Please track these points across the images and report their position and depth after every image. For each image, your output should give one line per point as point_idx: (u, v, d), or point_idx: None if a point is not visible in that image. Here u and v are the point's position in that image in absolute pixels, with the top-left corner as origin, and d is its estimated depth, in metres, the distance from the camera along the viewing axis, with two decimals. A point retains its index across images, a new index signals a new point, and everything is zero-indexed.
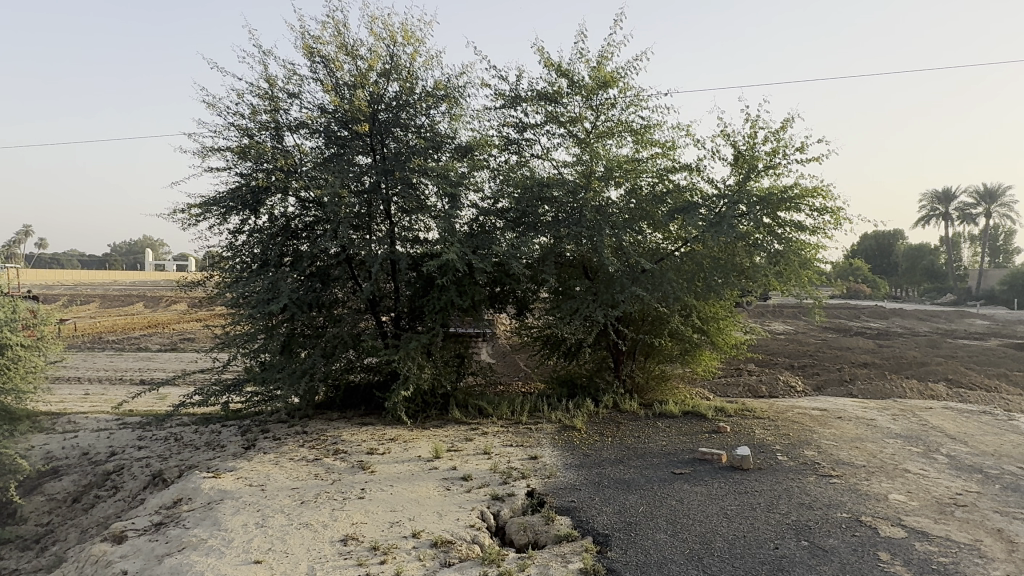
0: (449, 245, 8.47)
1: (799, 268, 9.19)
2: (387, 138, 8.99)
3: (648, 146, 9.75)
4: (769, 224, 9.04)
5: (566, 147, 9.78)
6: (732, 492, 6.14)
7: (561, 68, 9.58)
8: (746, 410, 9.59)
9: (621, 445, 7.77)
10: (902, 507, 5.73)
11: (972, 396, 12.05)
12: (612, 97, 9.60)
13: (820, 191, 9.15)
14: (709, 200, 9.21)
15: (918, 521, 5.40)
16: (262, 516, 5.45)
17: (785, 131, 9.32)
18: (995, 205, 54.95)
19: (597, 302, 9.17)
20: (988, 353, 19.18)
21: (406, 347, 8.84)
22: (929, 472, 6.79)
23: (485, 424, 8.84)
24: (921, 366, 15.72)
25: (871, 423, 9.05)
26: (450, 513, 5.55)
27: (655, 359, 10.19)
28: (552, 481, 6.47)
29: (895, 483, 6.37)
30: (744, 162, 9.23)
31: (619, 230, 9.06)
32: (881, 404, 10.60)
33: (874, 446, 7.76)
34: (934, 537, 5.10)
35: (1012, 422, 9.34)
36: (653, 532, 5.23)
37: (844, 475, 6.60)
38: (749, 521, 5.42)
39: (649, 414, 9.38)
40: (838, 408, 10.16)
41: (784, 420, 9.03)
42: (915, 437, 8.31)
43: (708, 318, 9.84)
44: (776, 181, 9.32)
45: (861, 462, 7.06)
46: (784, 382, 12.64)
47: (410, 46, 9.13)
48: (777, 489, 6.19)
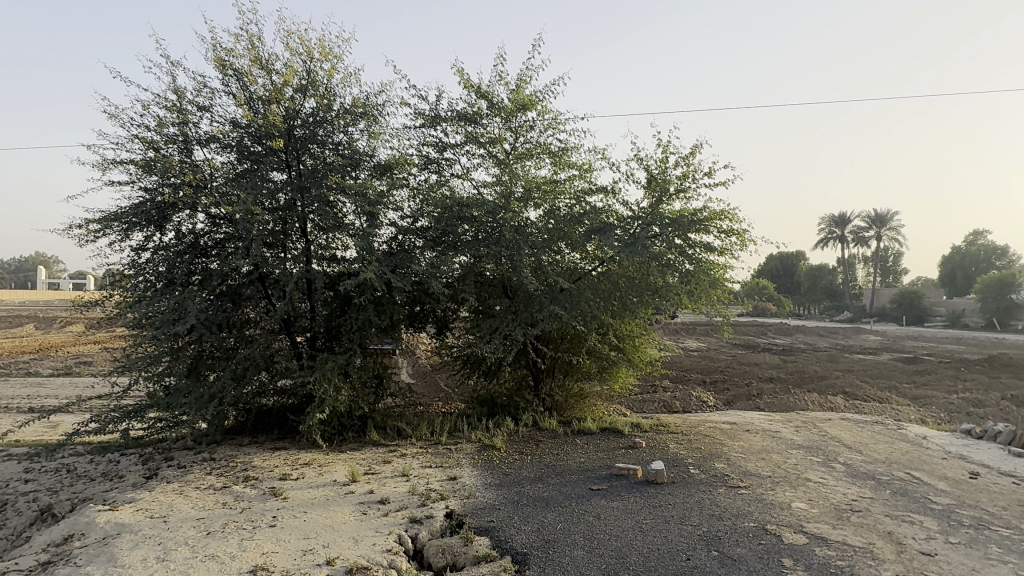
0: (367, 264, 8.35)
1: (708, 287, 9.54)
2: (303, 155, 8.79)
3: (565, 168, 9.96)
4: (680, 245, 9.34)
5: (485, 167, 9.85)
6: (646, 506, 6.28)
7: (480, 90, 9.69)
8: (661, 425, 9.86)
9: (539, 463, 7.82)
10: (804, 514, 6.04)
11: (866, 408, 12.85)
12: (530, 120, 9.78)
13: (726, 214, 9.55)
14: (625, 222, 9.47)
15: (818, 528, 5.70)
16: (164, 549, 5.15)
17: (694, 157, 9.73)
18: (885, 230, 59.23)
19: (516, 320, 9.27)
20: (881, 367, 20.47)
21: (322, 368, 8.60)
22: (827, 481, 7.17)
23: (403, 446, 8.70)
24: (822, 380, 16.64)
25: (776, 435, 9.49)
26: (365, 538, 5.41)
27: (573, 377, 10.37)
28: (470, 501, 6.43)
29: (797, 493, 6.69)
30: (657, 186, 9.57)
31: (538, 250, 9.23)
32: (785, 417, 11.13)
33: (778, 457, 8.16)
34: (831, 541, 5.39)
35: (901, 431, 10.04)
36: (570, 549, 5.27)
37: (751, 486, 6.88)
38: (662, 534, 5.54)
39: (567, 431, 9.49)
40: (746, 422, 10.58)
41: (696, 435, 9.33)
42: (815, 447, 8.78)
43: (624, 335, 10.07)
44: (686, 205, 9.66)
45: (767, 473, 7.38)
46: (696, 398, 13.09)
47: (327, 63, 8.99)
48: (689, 502, 6.38)
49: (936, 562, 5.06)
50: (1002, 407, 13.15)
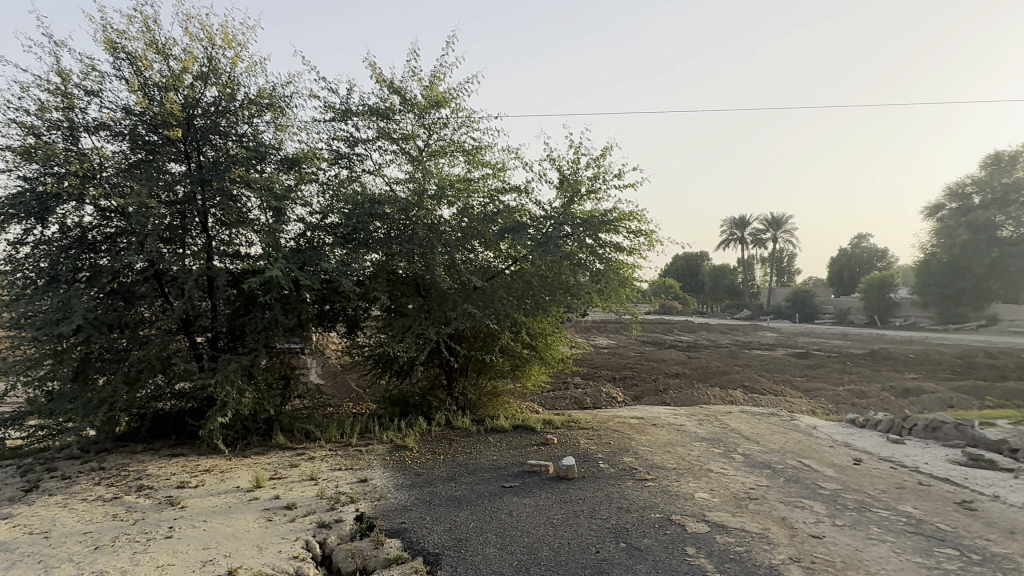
0: (273, 261, 8.05)
1: (618, 286, 9.78)
2: (204, 146, 8.37)
3: (479, 167, 9.95)
4: (591, 245, 9.52)
5: (398, 164, 9.70)
6: (558, 501, 6.38)
7: (392, 85, 9.53)
8: (572, 422, 10.04)
9: (452, 462, 7.78)
10: (706, 504, 6.30)
11: (763, 401, 13.57)
12: (443, 117, 9.71)
13: (635, 215, 9.82)
14: (537, 221, 9.57)
15: (719, 516, 5.96)
16: (44, 568, 4.76)
17: (604, 158, 9.95)
18: (781, 232, 62.81)
19: (429, 319, 9.18)
20: (777, 362, 21.69)
21: (224, 370, 8.21)
22: (727, 471, 7.52)
23: (311, 449, 8.44)
24: (723, 374, 17.45)
25: (680, 429, 9.87)
26: (270, 545, 5.22)
27: (486, 375, 10.40)
28: (381, 503, 6.32)
29: (700, 483, 6.98)
30: (568, 186, 9.72)
31: (451, 248, 9.18)
32: (689, 411, 11.60)
33: (683, 450, 8.48)
34: (731, 529, 5.65)
35: (794, 422, 10.66)
36: (482, 547, 5.27)
37: (657, 478, 7.12)
38: (573, 529, 5.65)
39: (480, 429, 9.51)
40: (653, 416, 10.94)
41: (606, 430, 9.56)
42: (716, 439, 9.19)
43: (536, 334, 10.19)
44: (596, 206, 9.86)
45: (672, 466, 7.66)
46: (606, 394, 13.41)
47: (230, 50, 8.60)
48: (598, 496, 6.53)
49: (824, 544, 5.41)
50: (882, 397, 14.22)
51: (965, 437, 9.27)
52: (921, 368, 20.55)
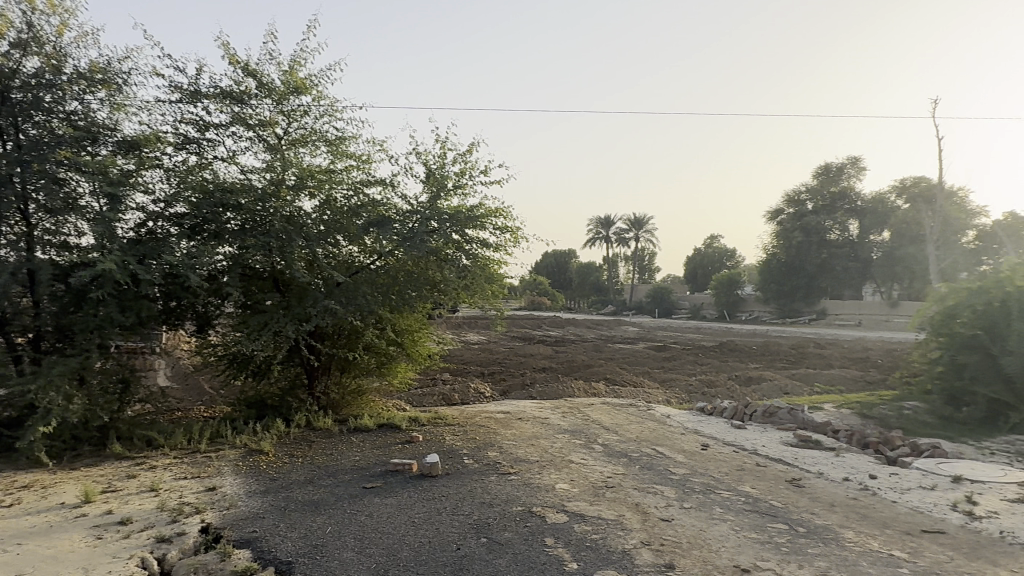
0: (106, 253, 7.32)
1: (484, 283, 9.81)
2: (23, 123, 7.46)
3: (342, 158, 9.60)
4: (457, 241, 9.47)
5: (254, 151, 9.16)
6: (420, 500, 6.29)
7: (247, 67, 8.98)
8: (439, 418, 9.98)
9: (311, 465, 7.47)
10: (566, 494, 6.47)
11: (623, 392, 14.22)
12: (304, 105, 9.28)
13: (501, 212, 9.90)
14: (403, 216, 9.40)
15: (577, 506, 6.14)
16: None
17: (471, 154, 9.95)
18: (643, 232, 66.26)
19: (288, 316, 8.75)
20: (637, 355, 22.84)
21: (48, 374, 7.37)
22: (587, 461, 7.78)
23: (154, 457, 7.78)
24: (588, 368, 18.12)
25: (545, 422, 10.10)
26: (98, 566, 4.73)
27: (350, 374, 10.09)
28: (231, 512, 5.93)
29: (561, 474, 7.16)
30: (435, 181, 9.62)
31: (312, 242, 8.81)
32: (554, 404, 11.90)
33: (546, 442, 8.67)
34: (588, 518, 5.83)
35: (650, 412, 11.24)
36: (339, 552, 5.09)
37: (520, 472, 7.21)
38: (434, 527, 5.59)
39: (342, 430, 9.22)
40: (519, 410, 11.12)
41: (472, 426, 9.59)
42: (578, 431, 9.49)
43: (402, 330, 10.02)
44: (463, 201, 9.84)
45: (535, 458, 7.80)
46: (474, 389, 13.47)
47: (55, 18, 7.72)
48: (462, 492, 6.51)
49: (673, 526, 5.72)
50: (729, 386, 15.35)
51: (796, 420, 10.20)
52: (762, 359, 22.41)
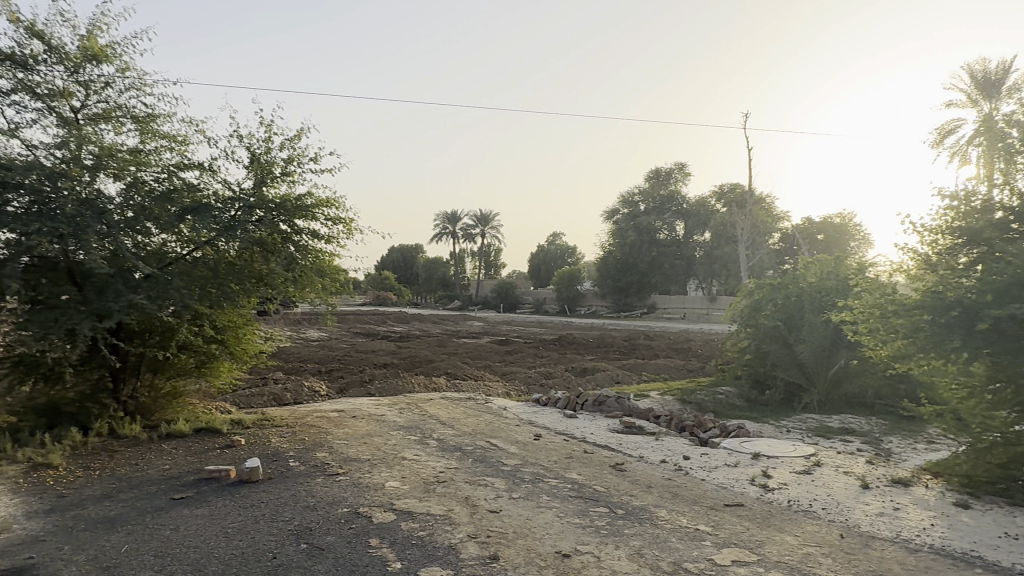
0: None
1: (315, 276, 9.36)
2: None
3: (153, 138, 8.74)
4: (284, 231, 9.09)
5: (43, 124, 8.07)
6: (236, 508, 5.85)
7: (33, 28, 7.89)
8: (265, 419, 9.41)
9: (111, 478, 6.70)
10: (395, 492, 6.32)
11: (463, 386, 14.30)
12: (106, 75, 8.33)
13: (333, 202, 9.51)
14: (224, 203, 8.77)
15: (406, 503, 6.01)
16: None
17: (300, 140, 9.46)
18: (489, 228, 67.34)
19: (84, 312, 7.77)
20: (479, 349, 23.13)
21: None
22: (420, 457, 7.67)
23: None
24: (429, 363, 18.04)
25: (380, 419, 9.86)
26: None
27: (164, 375, 9.21)
28: (2, 538, 5.14)
29: (391, 472, 6.99)
30: (259, 167, 9.03)
31: (114, 229, 7.94)
32: (391, 400, 11.68)
33: (379, 440, 8.46)
34: (416, 514, 5.73)
35: (487, 405, 11.38)
36: (134, 572, 4.57)
37: (348, 472, 6.96)
38: (249, 536, 5.21)
39: (153, 437, 8.40)
40: (354, 408, 10.79)
41: (302, 426, 9.14)
42: (414, 427, 9.37)
43: (224, 327, 9.32)
44: (291, 190, 9.33)
45: (366, 457, 7.57)
46: (308, 387, 12.89)
47: None
48: (283, 497, 6.15)
49: (500, 517, 5.77)
50: (564, 377, 15.97)
51: (622, 408, 10.77)
52: (597, 351, 23.57)
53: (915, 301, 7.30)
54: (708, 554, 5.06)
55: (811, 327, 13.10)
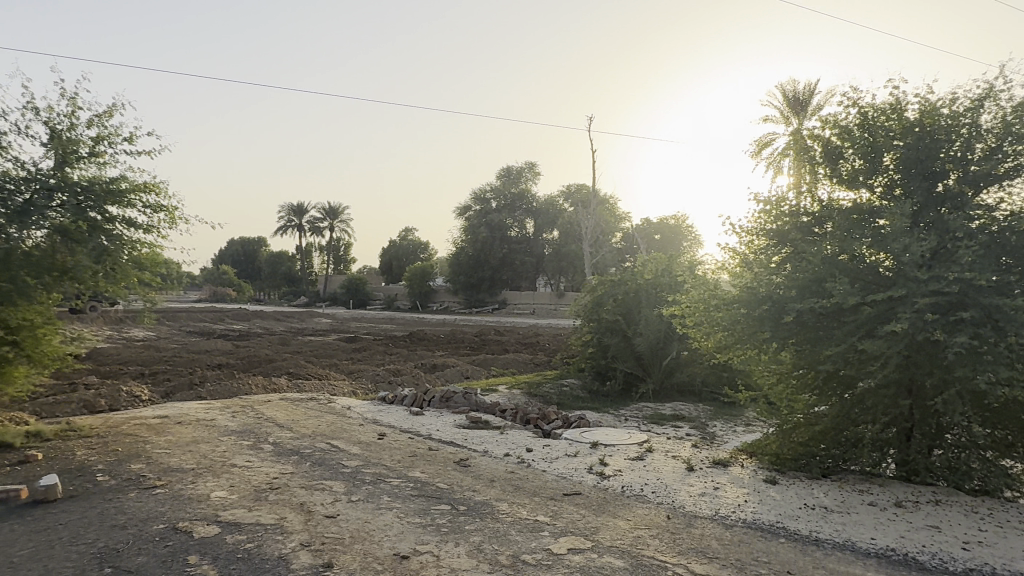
0: None
1: (130, 268, 8.33)
2: None
3: None
4: (93, 219, 8.11)
5: None
6: (25, 534, 5.11)
7: None
8: (71, 430, 8.37)
9: None
10: (221, 503, 5.85)
11: (305, 385, 13.66)
12: None
13: (152, 187, 8.66)
14: (15, 186, 7.72)
15: (233, 514, 5.58)
16: None
17: (112, 118, 8.51)
18: (338, 222, 65.23)
19: None
20: (325, 347, 22.31)
21: None
22: (252, 463, 7.17)
23: None
24: (269, 362, 17.08)
25: (209, 424, 9.14)
26: None
27: None
28: None
29: (218, 481, 6.46)
30: (60, 145, 8.02)
31: None
32: (223, 403, 10.88)
33: (206, 446, 7.82)
34: (243, 526, 5.33)
35: (329, 405, 10.94)
36: None
37: (168, 483, 6.34)
38: (40, 565, 4.56)
39: None
40: (180, 413, 9.92)
41: (115, 436, 8.23)
42: (247, 431, 8.77)
43: (17, 326, 8.16)
44: (100, 172, 8.37)
45: (190, 466, 6.95)
46: (127, 392, 11.68)
47: None
48: (87, 516, 5.47)
49: (337, 522, 5.51)
50: (413, 374, 15.78)
51: (469, 403, 10.80)
52: (448, 346, 23.57)
53: (733, 297, 7.94)
54: (546, 544, 5.16)
55: (647, 321, 14.03)
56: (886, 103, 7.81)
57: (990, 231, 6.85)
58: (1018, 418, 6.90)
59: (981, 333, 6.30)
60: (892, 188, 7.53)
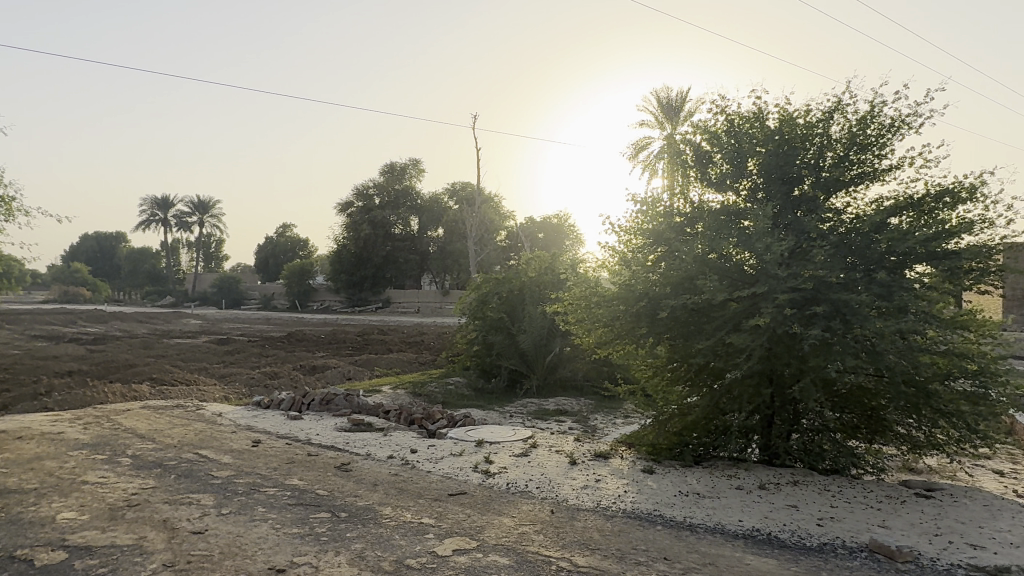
0: None
1: None
2: None
3: None
4: None
5: None
6: None
7: None
8: None
9: None
10: (70, 525, 5.28)
11: (171, 391, 12.71)
12: None
13: None
14: None
15: (83, 536, 5.05)
16: None
17: None
18: (208, 216, 61.45)
19: None
20: (194, 350, 20.91)
21: None
22: (106, 479, 6.54)
23: None
24: (129, 367, 15.75)
25: (56, 438, 8.26)
26: None
27: None
28: None
29: (67, 501, 5.84)
30: None
31: None
32: (74, 415, 9.89)
33: (53, 463, 7.05)
34: (96, 549, 4.84)
35: (198, 412, 10.23)
36: None
37: (5, 507, 5.65)
38: None
39: None
40: (21, 428, 8.89)
41: None
42: (102, 444, 8.01)
43: None
44: None
45: (32, 486, 6.24)
46: None
47: None
48: None
49: (204, 538, 5.13)
50: (292, 376, 15.10)
51: (351, 405, 10.47)
52: (329, 347, 22.80)
53: (613, 293, 8.18)
54: (431, 547, 5.06)
55: (531, 318, 14.26)
56: (750, 111, 8.34)
57: (839, 232, 7.49)
58: (862, 403, 7.60)
59: (832, 325, 6.87)
60: (755, 192, 8.03)
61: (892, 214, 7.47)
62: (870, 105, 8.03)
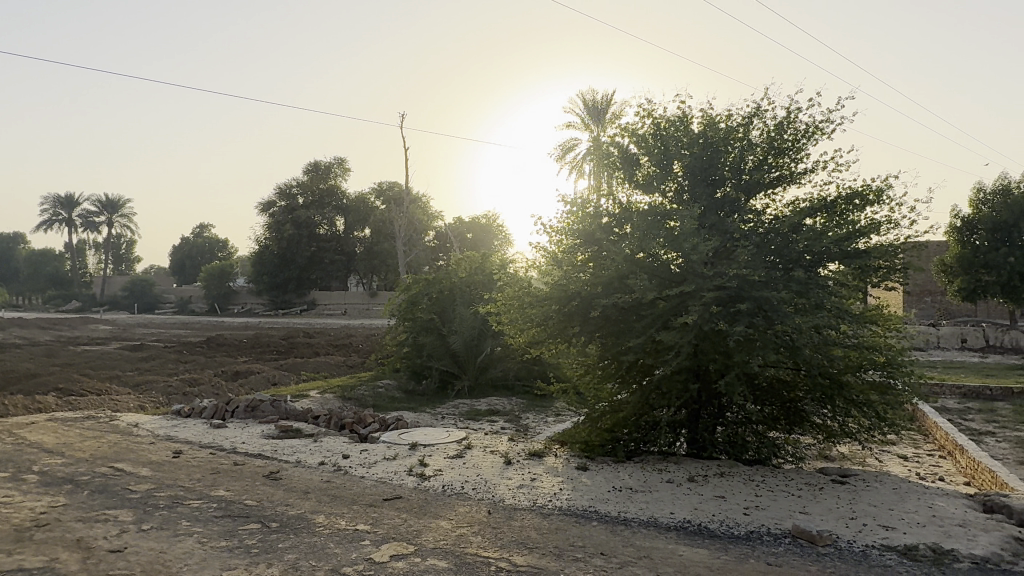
0: None
1: None
2: None
3: None
4: None
5: None
6: None
7: None
8: None
9: None
10: None
11: (79, 402, 11.95)
12: None
13: None
14: None
15: None
16: None
17: None
18: (117, 216, 58.22)
19: None
20: (104, 357, 19.76)
21: None
22: (10, 499, 6.08)
23: None
24: (32, 377, 14.72)
25: None
26: None
27: None
28: None
29: None
30: None
31: None
32: None
33: None
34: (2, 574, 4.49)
35: (111, 423, 9.67)
36: None
37: None
38: None
39: None
40: None
41: None
42: (4, 461, 7.44)
43: None
44: None
45: None
46: None
47: None
48: None
49: (124, 556, 4.85)
50: (213, 382, 14.50)
51: (279, 412, 10.14)
52: (251, 351, 22.01)
53: (545, 293, 8.25)
54: (367, 554, 4.96)
55: (462, 319, 14.19)
56: (674, 115, 8.58)
57: (759, 232, 7.82)
58: (781, 395, 7.97)
59: (754, 322, 7.16)
60: (680, 193, 8.28)
61: (807, 215, 7.85)
62: (785, 111, 8.44)
